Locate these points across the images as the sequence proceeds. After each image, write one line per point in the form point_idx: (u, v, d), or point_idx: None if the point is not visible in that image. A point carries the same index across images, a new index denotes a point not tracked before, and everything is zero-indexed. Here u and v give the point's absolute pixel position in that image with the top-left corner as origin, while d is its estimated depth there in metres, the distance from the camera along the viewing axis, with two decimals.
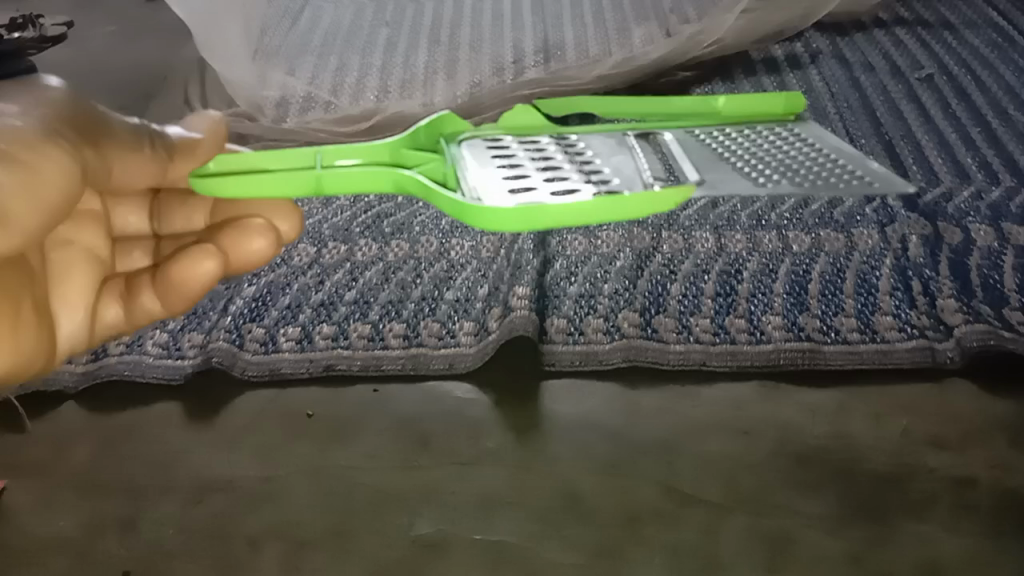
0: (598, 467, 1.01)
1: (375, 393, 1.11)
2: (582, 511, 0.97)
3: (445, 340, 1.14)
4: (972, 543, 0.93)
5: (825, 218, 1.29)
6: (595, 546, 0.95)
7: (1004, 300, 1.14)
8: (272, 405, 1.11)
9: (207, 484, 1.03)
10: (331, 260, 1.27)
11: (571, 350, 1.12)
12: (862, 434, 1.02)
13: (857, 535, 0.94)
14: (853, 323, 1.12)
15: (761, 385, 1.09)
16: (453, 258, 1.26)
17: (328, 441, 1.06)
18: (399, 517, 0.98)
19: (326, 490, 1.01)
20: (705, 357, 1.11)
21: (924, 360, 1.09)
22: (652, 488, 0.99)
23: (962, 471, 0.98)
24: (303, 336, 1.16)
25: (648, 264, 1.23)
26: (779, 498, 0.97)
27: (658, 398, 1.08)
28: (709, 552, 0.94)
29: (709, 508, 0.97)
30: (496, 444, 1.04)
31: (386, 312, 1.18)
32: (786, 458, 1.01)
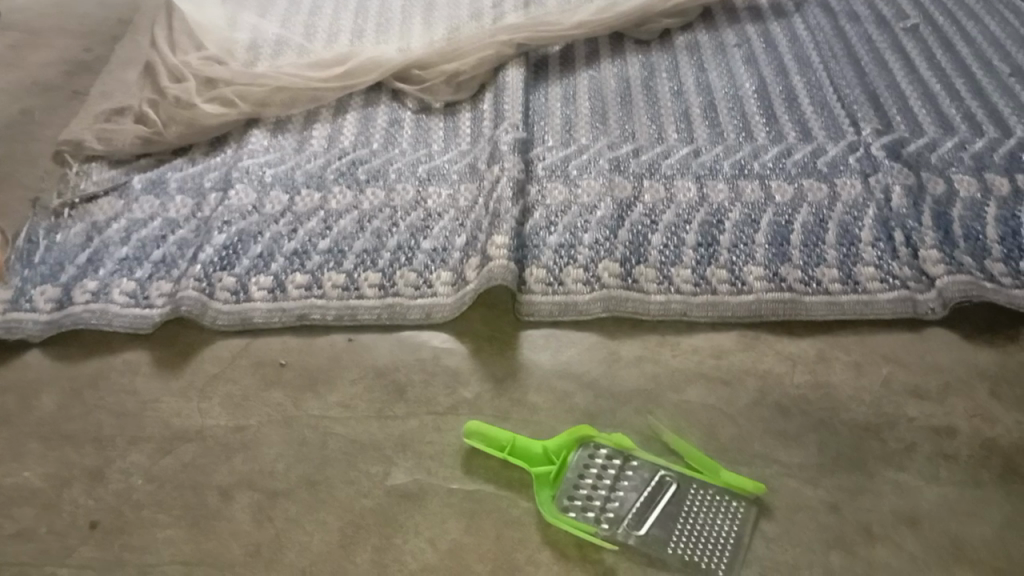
0: (572, 461, 0.93)
1: (350, 342, 1.09)
2: (565, 503, 0.90)
3: (422, 291, 1.11)
4: (952, 492, 0.91)
5: (808, 168, 1.26)
6: (584, 527, 0.87)
7: (986, 251, 1.13)
8: (244, 354, 1.09)
9: (177, 434, 1.00)
10: (304, 208, 1.23)
11: (551, 300, 1.10)
12: (842, 384, 1.02)
13: (837, 484, 0.93)
14: (834, 273, 1.11)
15: (742, 335, 1.08)
16: (430, 207, 1.22)
17: (302, 391, 1.04)
18: (374, 466, 0.95)
19: (298, 440, 0.98)
20: (686, 308, 1.09)
21: (905, 310, 1.08)
22: (632, 484, 0.91)
23: (943, 421, 0.98)
24: (275, 285, 1.13)
25: (629, 214, 1.19)
26: (758, 448, 0.96)
27: (637, 348, 1.07)
28: (706, 542, 0.87)
29: (695, 493, 0.91)
30: (474, 393, 1.02)
31: (361, 261, 1.15)
32: (766, 407, 1.00)
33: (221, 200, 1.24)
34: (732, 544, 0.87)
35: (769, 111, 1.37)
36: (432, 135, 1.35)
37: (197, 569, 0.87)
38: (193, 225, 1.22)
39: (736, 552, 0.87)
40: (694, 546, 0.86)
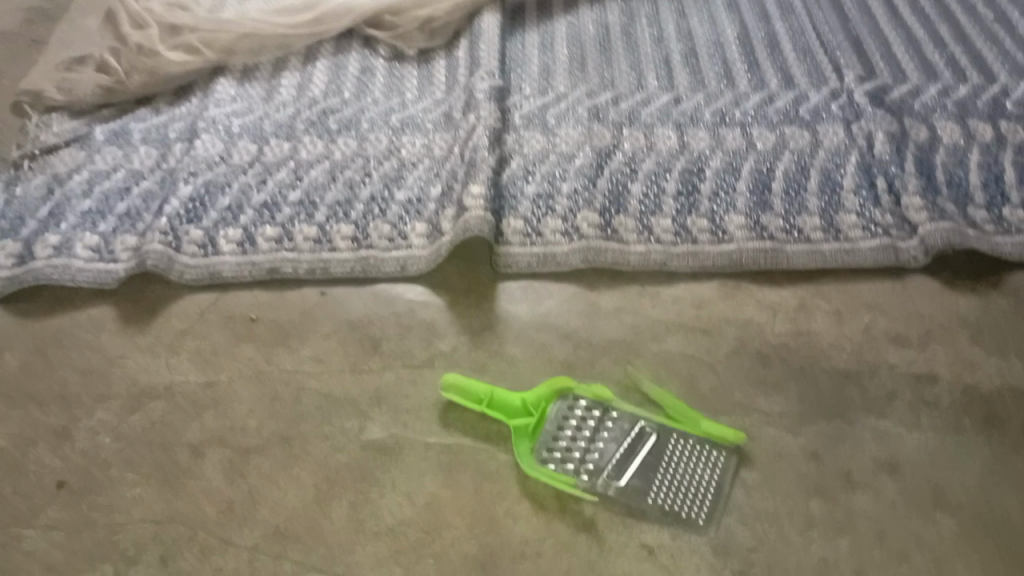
0: (551, 413, 0.91)
1: (323, 296, 1.07)
2: (544, 456, 0.88)
3: (396, 243, 1.08)
4: (933, 438, 0.90)
5: (790, 115, 1.23)
6: (563, 479, 0.86)
7: (968, 198, 1.11)
8: (213, 310, 1.06)
9: (146, 391, 0.98)
10: (273, 158, 1.19)
11: (528, 252, 1.07)
12: (824, 332, 1.01)
13: (818, 432, 0.91)
14: (817, 221, 1.09)
15: (722, 285, 1.06)
16: (404, 157, 1.18)
17: (274, 346, 1.01)
18: (349, 421, 0.93)
19: (270, 396, 0.96)
20: (666, 259, 1.07)
21: (887, 258, 1.07)
22: (611, 435, 0.89)
23: (924, 368, 0.97)
24: (244, 239, 1.09)
25: (608, 163, 1.16)
26: (739, 397, 0.94)
27: (617, 299, 1.05)
28: (687, 492, 0.85)
29: (676, 442, 0.89)
30: (451, 347, 1.00)
31: (332, 213, 1.11)
32: (747, 356, 0.98)
33: (187, 150, 1.20)
34: (713, 493, 0.86)
35: (751, 57, 1.34)
36: (405, 83, 1.31)
37: (168, 527, 0.85)
38: (157, 176, 1.17)
39: (717, 501, 0.85)
40: (675, 496, 0.85)
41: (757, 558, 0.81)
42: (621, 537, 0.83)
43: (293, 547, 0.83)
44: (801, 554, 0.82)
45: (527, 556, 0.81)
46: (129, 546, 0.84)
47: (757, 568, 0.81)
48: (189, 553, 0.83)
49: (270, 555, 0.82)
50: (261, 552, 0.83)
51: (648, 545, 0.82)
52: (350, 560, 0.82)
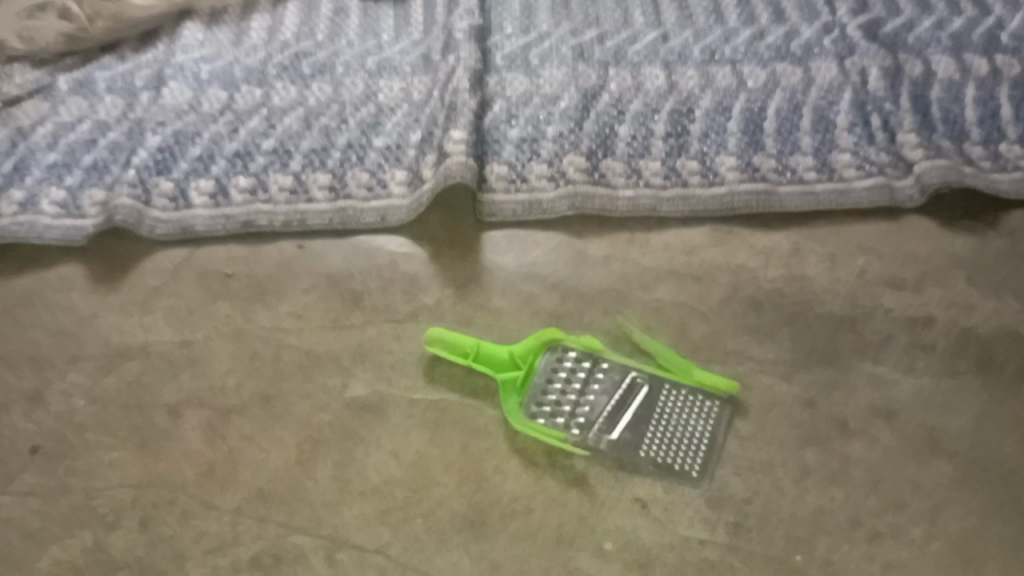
0: (540, 366, 0.88)
1: (300, 250, 1.03)
2: (533, 410, 0.85)
3: (375, 193, 1.04)
4: (929, 382, 0.88)
5: (782, 51, 1.18)
6: (553, 433, 0.83)
7: (965, 133, 1.07)
8: (186, 266, 1.02)
9: (120, 351, 0.94)
10: (244, 106, 1.14)
11: (513, 199, 1.04)
12: (817, 277, 0.98)
13: (812, 379, 0.89)
14: (810, 162, 1.06)
15: (713, 230, 1.03)
16: (381, 102, 1.13)
17: (251, 302, 0.98)
18: (331, 378, 0.90)
19: (249, 355, 0.93)
20: (655, 203, 1.04)
21: (883, 198, 1.03)
22: (602, 387, 0.87)
23: (919, 311, 0.94)
24: (217, 190, 1.05)
25: (594, 104, 1.12)
26: (732, 345, 0.92)
27: (605, 247, 1.02)
28: (680, 443, 0.83)
29: (668, 393, 0.86)
30: (435, 299, 0.97)
31: (308, 162, 1.07)
32: (739, 303, 0.96)
33: (154, 99, 1.15)
34: (706, 444, 0.83)
35: None
36: (381, 24, 1.24)
37: (148, 492, 0.83)
38: (124, 127, 1.12)
39: (710, 452, 0.83)
40: (668, 448, 0.83)
41: (751, 510, 0.79)
42: (614, 491, 0.81)
43: (277, 509, 0.80)
44: (796, 504, 0.79)
45: (518, 513, 0.79)
46: (107, 512, 0.82)
47: (751, 520, 0.78)
48: (170, 517, 0.81)
49: (253, 518, 0.80)
50: (243, 515, 0.80)
51: (641, 499, 0.80)
52: (336, 520, 0.79)
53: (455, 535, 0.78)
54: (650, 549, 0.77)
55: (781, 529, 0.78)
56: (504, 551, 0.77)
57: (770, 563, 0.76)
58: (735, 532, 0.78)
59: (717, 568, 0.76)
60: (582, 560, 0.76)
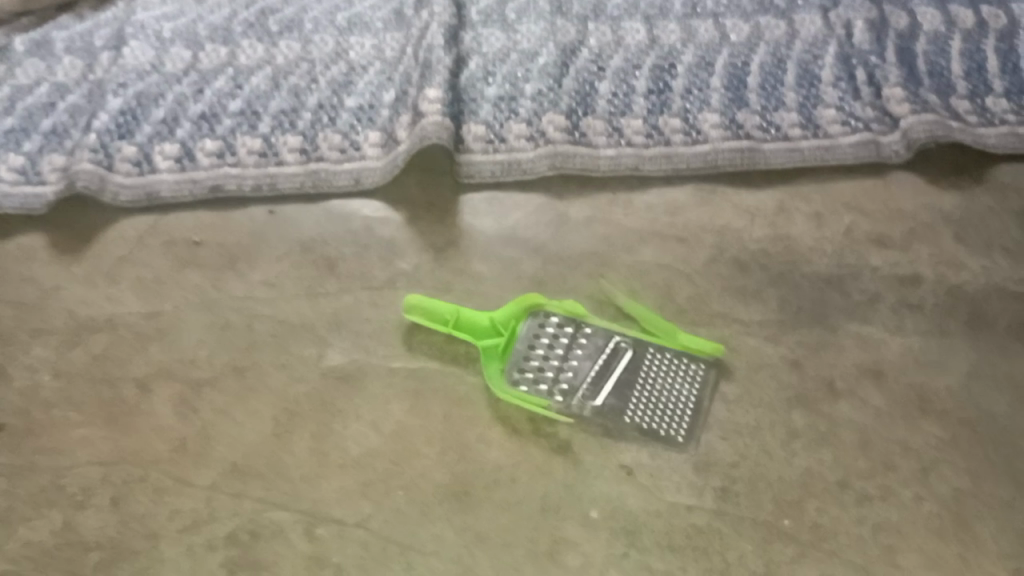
0: (521, 331, 0.85)
1: (271, 215, 0.99)
2: (515, 377, 0.82)
3: (348, 155, 1.00)
4: (917, 341, 0.87)
5: (765, 4, 1.15)
6: (536, 400, 0.81)
7: (951, 88, 1.04)
8: (152, 234, 0.98)
9: (86, 324, 0.91)
10: (210, 66, 1.09)
11: (491, 159, 1.00)
12: (803, 236, 0.96)
13: (799, 340, 0.87)
14: (795, 118, 1.03)
15: (697, 189, 1.01)
16: (352, 60, 1.08)
17: (221, 271, 0.94)
18: (306, 348, 0.87)
19: (220, 325, 0.89)
20: (638, 162, 1.01)
21: (868, 154, 1.01)
22: (585, 352, 0.84)
23: (907, 270, 0.93)
24: (183, 154, 1.01)
25: (574, 61, 1.08)
26: (717, 307, 0.90)
27: (587, 208, 0.99)
28: (665, 408, 0.81)
29: (652, 357, 0.84)
30: (412, 265, 0.94)
31: (277, 123, 1.02)
32: (724, 264, 0.94)
33: (114, 59, 1.09)
34: (692, 408, 0.81)
35: None
36: None
37: (119, 469, 0.80)
38: (84, 89, 1.07)
39: (696, 416, 0.81)
40: (654, 413, 0.80)
41: (739, 474, 0.77)
42: (599, 459, 0.78)
43: (253, 484, 0.78)
44: (784, 467, 0.77)
45: (502, 483, 0.77)
46: (77, 491, 0.79)
47: (740, 484, 0.76)
48: (142, 496, 0.78)
49: (229, 493, 0.77)
50: (218, 491, 0.78)
51: (627, 466, 0.78)
52: (314, 495, 0.77)
53: (437, 507, 0.76)
54: (637, 517, 0.75)
55: (770, 493, 0.76)
56: (488, 522, 0.75)
57: (760, 528, 0.74)
58: (723, 497, 0.76)
59: (706, 534, 0.73)
60: (568, 529, 0.74)
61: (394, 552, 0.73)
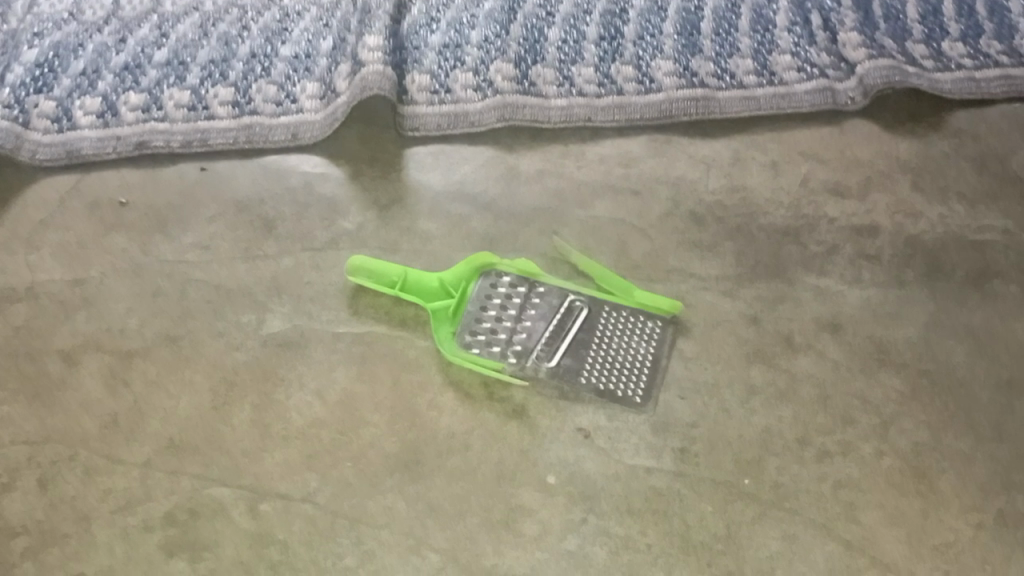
0: (472, 292, 0.82)
1: (203, 173, 0.93)
2: (467, 340, 0.79)
3: (284, 108, 0.94)
4: (875, 293, 0.85)
5: None
6: (489, 363, 0.78)
7: (906, 32, 1.01)
8: (74, 195, 0.92)
9: (4, 294, 0.84)
10: (132, 13, 1.01)
11: (437, 111, 0.96)
12: (760, 187, 0.93)
13: (757, 294, 0.84)
14: (749, 65, 1.00)
15: (651, 140, 0.97)
16: (286, 6, 1.02)
17: (150, 233, 0.88)
18: (244, 315, 0.82)
19: (150, 292, 0.84)
20: (590, 112, 0.97)
21: (824, 102, 0.99)
22: (539, 312, 0.81)
23: (864, 220, 0.91)
24: (105, 108, 0.94)
25: (520, 5, 1.02)
26: (674, 262, 0.87)
27: (538, 161, 0.95)
28: (622, 367, 0.78)
29: (608, 316, 0.82)
30: (356, 224, 0.89)
31: (207, 74, 0.96)
32: (680, 217, 0.91)
33: (29, 7, 1.01)
34: (649, 367, 0.79)
35: None
36: None
37: (44, 448, 0.75)
38: None
39: (654, 375, 0.78)
40: (610, 373, 0.78)
41: (698, 434, 0.75)
42: (555, 423, 0.76)
43: (191, 460, 0.73)
44: (744, 425, 0.76)
45: (455, 450, 0.74)
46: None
47: (699, 445, 0.74)
48: (71, 476, 0.73)
49: (165, 470, 0.73)
50: (153, 468, 0.73)
51: (584, 429, 0.75)
52: (257, 469, 0.73)
53: (387, 478, 0.72)
54: (595, 481, 0.72)
55: (729, 452, 0.74)
56: (441, 492, 0.72)
57: (720, 488, 0.72)
58: (682, 458, 0.74)
59: (666, 496, 0.72)
60: (524, 496, 0.71)
61: (342, 526, 0.70)
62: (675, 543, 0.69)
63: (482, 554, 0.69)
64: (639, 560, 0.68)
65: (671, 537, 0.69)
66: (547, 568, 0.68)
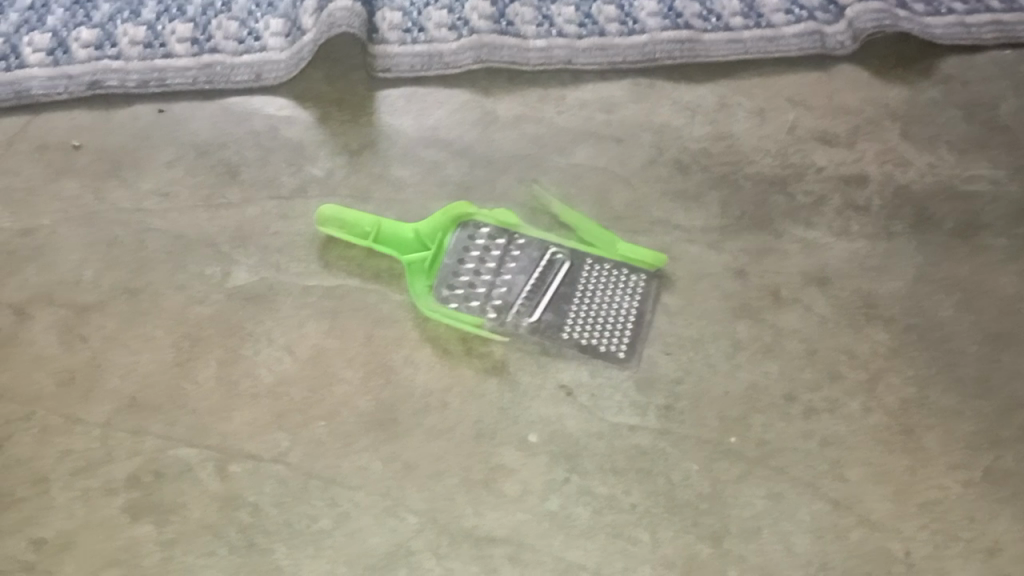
0: (450, 244, 0.78)
1: (160, 115, 0.88)
2: (444, 295, 0.76)
3: (247, 46, 0.89)
4: (863, 245, 0.83)
5: None
6: (467, 319, 0.75)
7: None
8: (22, 138, 0.86)
9: None
10: None
11: (409, 51, 0.90)
12: (746, 134, 0.90)
13: (743, 246, 0.82)
14: (736, 6, 0.96)
15: (634, 84, 0.93)
16: None
17: (105, 179, 0.83)
18: (208, 266, 0.78)
19: (106, 242, 0.79)
20: (570, 55, 0.93)
21: (813, 46, 0.95)
22: (519, 265, 0.78)
23: (852, 169, 0.88)
24: (55, 45, 0.87)
25: None
26: (658, 212, 0.84)
27: (516, 105, 0.91)
28: (605, 322, 0.76)
29: (590, 269, 0.79)
30: (325, 170, 0.85)
31: (163, 8, 0.89)
32: (664, 165, 0.87)
33: None
34: (632, 322, 0.76)
35: None
36: None
37: None
38: None
39: (637, 330, 0.76)
40: (592, 328, 0.76)
41: (683, 390, 0.73)
42: (536, 379, 0.73)
43: (154, 419, 0.70)
44: (729, 381, 0.74)
45: (432, 408, 0.71)
46: None
47: (683, 401, 0.72)
48: (25, 437, 0.69)
49: (126, 431, 0.69)
50: (113, 428, 0.69)
51: (566, 385, 0.73)
52: (224, 429, 0.69)
53: (362, 437, 0.69)
54: (577, 439, 0.70)
55: (714, 409, 0.72)
56: (417, 451, 0.69)
57: (705, 446, 0.70)
58: (666, 415, 0.72)
59: (649, 454, 0.70)
60: (505, 455, 0.69)
61: (315, 488, 0.67)
62: (659, 502, 0.67)
63: (461, 515, 0.66)
64: (623, 520, 0.67)
65: (656, 496, 0.68)
66: (528, 529, 0.66)
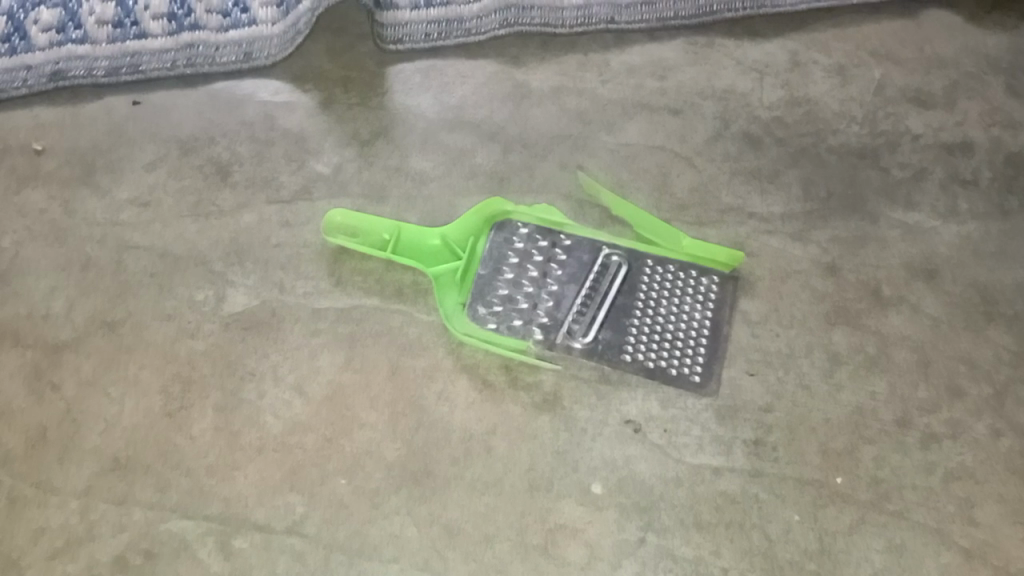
0: (483, 251, 0.66)
1: (135, 107, 0.75)
2: (480, 312, 0.64)
3: (234, 20, 0.72)
4: (976, 228, 0.69)
5: None
6: (510, 343, 0.63)
7: None
8: None
9: None
10: None
11: (424, 18, 0.75)
12: (825, 98, 0.76)
13: (832, 236, 0.69)
14: None
15: (689, 43, 0.79)
16: None
17: (75, 188, 0.71)
18: (199, 290, 0.66)
19: (79, 265, 0.67)
20: (613, 11, 0.78)
21: None
22: (567, 273, 0.66)
23: (955, 134, 0.74)
24: (9, 31, 0.70)
25: None
26: (728, 198, 0.70)
27: (552, 76, 0.77)
28: (673, 339, 0.63)
29: (652, 272, 0.66)
30: (332, 165, 0.72)
31: None
32: (731, 141, 0.73)
33: None
34: (707, 336, 0.64)
35: None
36: None
37: None
38: None
39: (713, 346, 0.63)
40: (660, 347, 0.63)
41: (774, 420, 0.61)
42: (597, 414, 0.61)
43: (143, 484, 0.58)
44: (830, 406, 0.61)
45: (474, 456, 0.59)
46: None
47: (776, 434, 0.60)
48: None
49: (110, 500, 0.58)
50: (95, 497, 0.58)
51: (633, 421, 0.60)
52: (228, 492, 0.58)
53: (391, 495, 0.58)
54: (651, 487, 0.58)
55: (814, 442, 0.60)
56: (459, 511, 0.57)
57: (806, 489, 0.58)
58: (756, 453, 0.59)
59: (740, 504, 0.58)
60: (566, 511, 0.57)
61: (339, 563, 0.55)
62: (756, 564, 0.56)
63: None
64: None
65: (752, 556, 0.56)
66: None
